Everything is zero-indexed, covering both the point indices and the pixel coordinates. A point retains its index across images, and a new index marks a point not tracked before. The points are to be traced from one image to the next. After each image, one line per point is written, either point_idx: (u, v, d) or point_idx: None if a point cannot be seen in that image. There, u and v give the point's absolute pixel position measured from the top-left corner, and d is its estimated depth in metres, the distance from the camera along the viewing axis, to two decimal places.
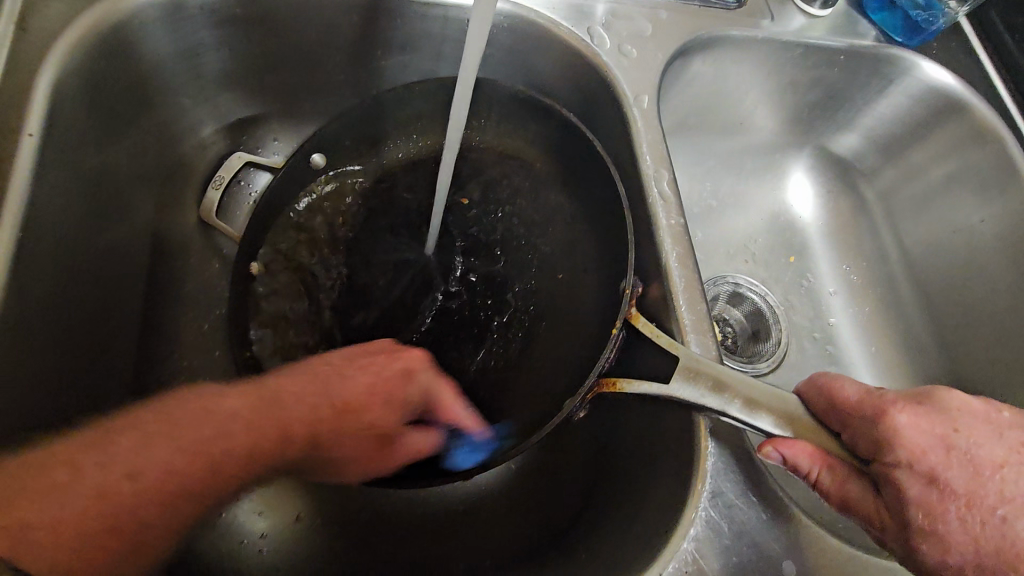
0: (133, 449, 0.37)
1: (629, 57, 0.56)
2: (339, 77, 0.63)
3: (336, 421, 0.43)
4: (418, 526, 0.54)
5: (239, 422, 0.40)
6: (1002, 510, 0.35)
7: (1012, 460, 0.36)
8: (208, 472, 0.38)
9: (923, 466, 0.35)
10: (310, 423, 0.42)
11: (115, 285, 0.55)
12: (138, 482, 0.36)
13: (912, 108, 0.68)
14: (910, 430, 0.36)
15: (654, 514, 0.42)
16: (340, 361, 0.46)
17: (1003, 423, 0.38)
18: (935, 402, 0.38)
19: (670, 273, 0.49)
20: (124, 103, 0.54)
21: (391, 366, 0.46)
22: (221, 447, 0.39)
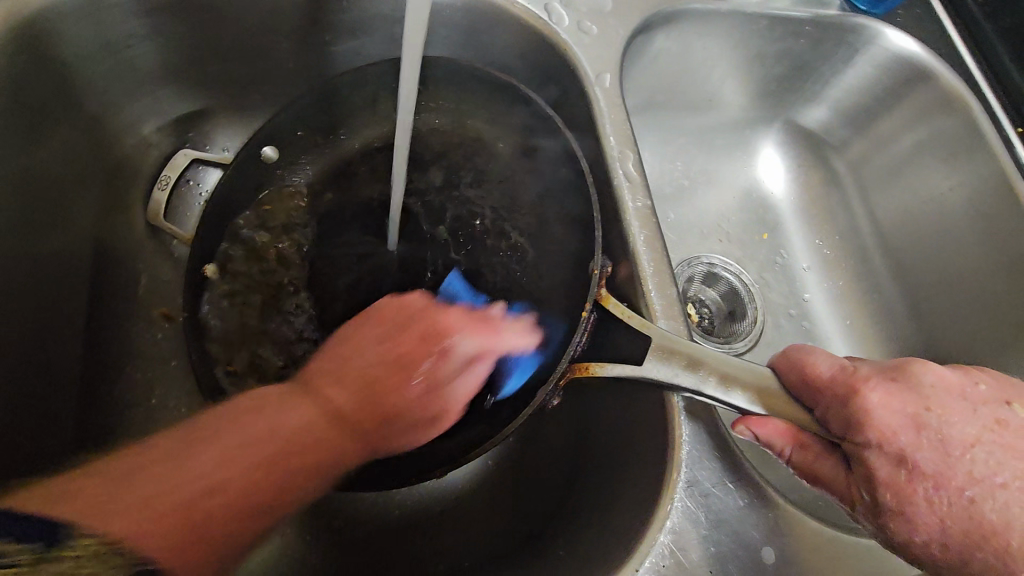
0: (183, 451, 0.36)
1: (589, 33, 0.54)
2: (286, 66, 0.60)
3: (378, 429, 0.40)
4: (395, 529, 0.53)
5: (311, 436, 0.38)
6: (971, 491, 0.33)
7: (986, 439, 0.34)
8: (301, 465, 0.37)
9: (892, 446, 0.34)
10: (359, 424, 0.40)
11: (57, 297, 0.52)
12: (217, 502, 0.34)
13: (879, 78, 0.67)
14: (881, 410, 0.35)
15: (630, 505, 0.41)
16: (371, 357, 0.42)
17: (980, 399, 0.36)
18: (908, 378, 0.36)
19: (639, 256, 0.47)
20: (51, 102, 0.50)
21: (424, 342, 0.42)
22: (306, 440, 0.38)
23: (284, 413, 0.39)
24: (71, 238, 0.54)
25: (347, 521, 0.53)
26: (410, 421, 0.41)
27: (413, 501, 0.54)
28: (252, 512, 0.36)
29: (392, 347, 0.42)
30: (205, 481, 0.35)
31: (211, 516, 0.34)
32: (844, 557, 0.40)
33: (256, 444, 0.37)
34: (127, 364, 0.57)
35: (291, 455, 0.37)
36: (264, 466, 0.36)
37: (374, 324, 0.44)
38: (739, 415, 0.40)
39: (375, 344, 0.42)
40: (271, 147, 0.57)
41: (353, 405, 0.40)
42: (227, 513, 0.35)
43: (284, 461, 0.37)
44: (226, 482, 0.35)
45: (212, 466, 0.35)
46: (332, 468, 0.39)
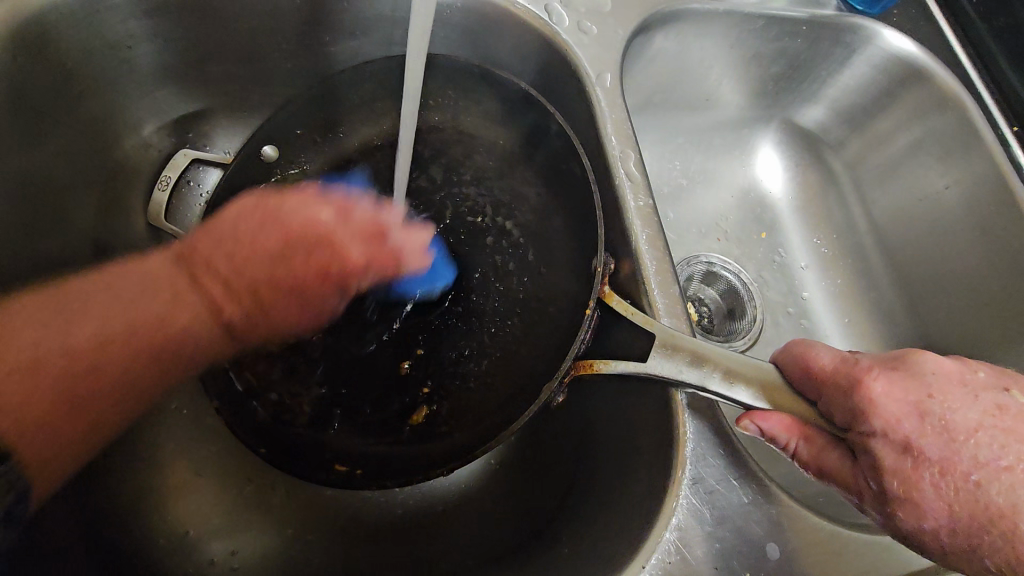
0: (76, 304, 0.39)
1: (589, 33, 0.54)
2: (286, 67, 0.60)
3: (250, 322, 0.44)
4: (398, 529, 0.53)
5: (183, 316, 0.41)
6: (977, 475, 0.33)
7: (987, 423, 0.34)
8: (155, 354, 0.40)
9: (897, 435, 0.34)
10: (237, 312, 0.43)
11: None
12: (101, 359, 0.38)
13: (874, 77, 0.68)
14: (884, 399, 0.35)
15: (635, 503, 0.41)
16: (265, 260, 0.44)
17: (979, 385, 0.36)
18: (907, 366, 0.36)
19: (641, 254, 0.47)
20: (51, 102, 0.50)
21: (312, 263, 0.44)
22: (175, 325, 0.41)
23: (160, 293, 0.41)
24: (71, 239, 0.54)
25: (351, 522, 0.53)
26: (286, 318, 0.46)
27: (418, 501, 0.54)
28: (114, 399, 0.39)
29: (283, 269, 0.44)
30: (66, 363, 0.37)
31: (71, 403, 0.37)
32: (848, 553, 0.40)
33: (125, 325, 0.39)
34: None
35: (156, 350, 0.40)
36: (130, 352, 0.39)
37: (271, 216, 0.44)
38: (743, 410, 0.40)
39: (272, 243, 0.44)
40: (272, 146, 0.56)
41: (236, 308, 0.43)
42: (84, 398, 0.38)
43: (148, 339, 0.40)
44: (108, 351, 0.38)
45: (81, 360, 0.38)
46: (197, 353, 0.43)
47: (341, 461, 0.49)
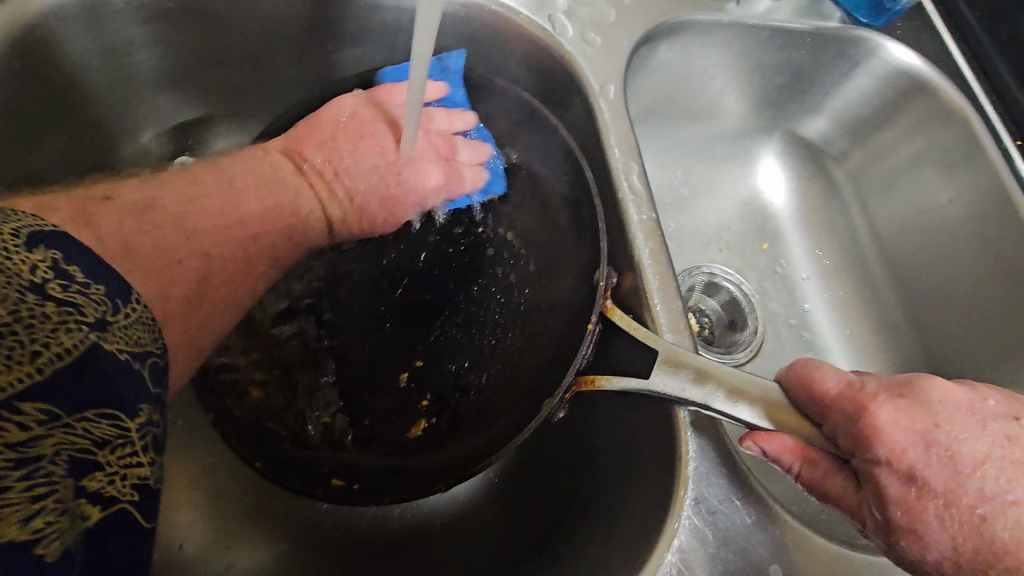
0: (206, 186, 0.44)
1: (593, 44, 0.54)
2: (287, 74, 0.59)
3: (344, 216, 0.52)
4: (396, 545, 0.52)
5: (289, 210, 0.48)
6: (982, 509, 0.31)
7: (996, 455, 0.33)
8: (281, 231, 0.48)
9: (901, 464, 0.33)
10: (334, 211, 0.51)
11: None
12: (238, 236, 0.44)
13: (878, 89, 0.68)
14: (889, 426, 0.34)
15: (636, 523, 0.41)
16: (350, 157, 0.52)
17: (988, 414, 0.34)
18: (914, 393, 0.35)
19: (644, 269, 0.47)
20: (49, 109, 0.50)
21: (395, 167, 0.52)
22: (291, 213, 0.48)
23: (281, 188, 0.48)
24: None
25: (348, 538, 0.52)
26: (375, 211, 0.53)
27: (416, 516, 0.53)
28: (249, 280, 0.45)
29: (375, 176, 0.52)
30: (221, 241, 0.43)
31: (223, 275, 0.43)
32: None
33: (257, 214, 0.46)
34: None
35: (282, 243, 0.48)
36: (265, 237, 0.46)
37: (357, 126, 0.52)
38: (747, 428, 0.40)
39: (357, 147, 0.52)
40: None
41: (335, 201, 0.51)
42: (234, 276, 0.44)
43: (276, 225, 0.47)
44: (250, 240, 0.45)
45: (231, 243, 0.43)
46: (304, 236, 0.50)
47: (338, 474, 0.49)
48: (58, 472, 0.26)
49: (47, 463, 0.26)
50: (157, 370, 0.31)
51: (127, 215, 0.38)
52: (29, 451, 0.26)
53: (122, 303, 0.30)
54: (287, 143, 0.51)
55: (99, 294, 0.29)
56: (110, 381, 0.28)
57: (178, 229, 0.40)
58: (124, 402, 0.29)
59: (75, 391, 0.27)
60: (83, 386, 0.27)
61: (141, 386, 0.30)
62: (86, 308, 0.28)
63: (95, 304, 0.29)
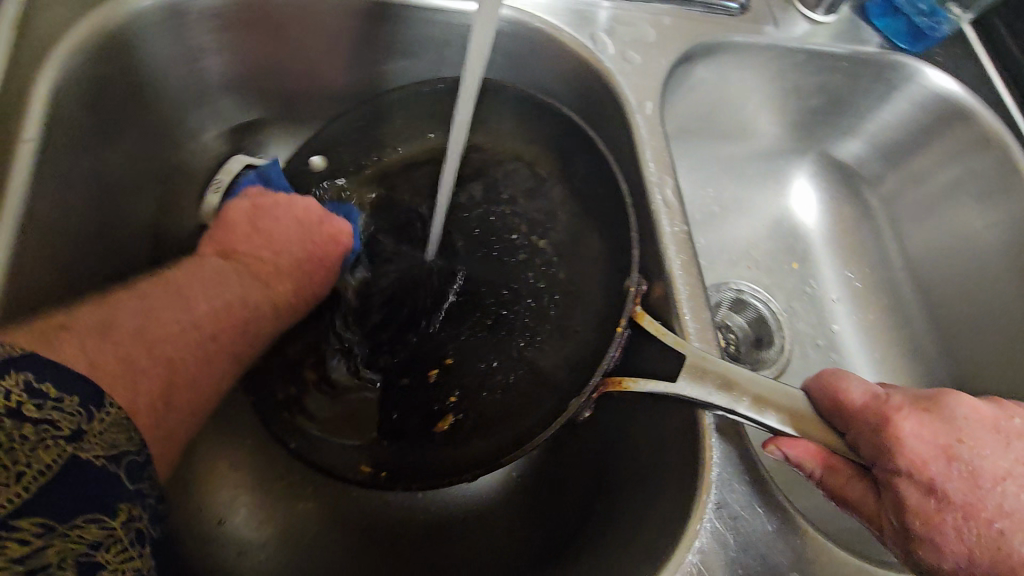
0: (140, 303, 0.45)
1: (632, 63, 0.56)
2: (340, 82, 0.63)
3: (283, 290, 0.53)
4: (420, 534, 0.54)
5: (232, 299, 0.50)
6: (1000, 523, 0.32)
7: (1017, 472, 0.33)
8: (229, 324, 0.49)
9: (922, 475, 0.34)
10: (273, 290, 0.53)
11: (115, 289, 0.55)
12: (194, 338, 0.47)
13: (915, 115, 0.68)
14: (912, 439, 0.35)
15: (657, 524, 0.42)
16: (263, 237, 0.54)
17: (1012, 432, 0.35)
18: (940, 409, 0.36)
19: (675, 280, 0.48)
20: (127, 107, 0.54)
21: (312, 235, 0.54)
22: (232, 304, 0.50)
23: (224, 284, 0.51)
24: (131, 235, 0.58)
25: (374, 525, 0.54)
26: (302, 279, 0.54)
27: (439, 509, 0.55)
28: (216, 373, 0.49)
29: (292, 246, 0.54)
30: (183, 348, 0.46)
31: (188, 377, 0.46)
32: None
33: (202, 320, 0.47)
34: None
35: (237, 333, 0.50)
36: (226, 335, 0.49)
37: (274, 211, 0.54)
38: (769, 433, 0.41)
39: (267, 226, 0.54)
40: (319, 156, 0.60)
41: (263, 277, 0.53)
42: (203, 370, 0.47)
43: (225, 315, 0.49)
44: (204, 340, 0.47)
45: (195, 344, 0.47)
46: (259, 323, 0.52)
47: (366, 461, 0.52)
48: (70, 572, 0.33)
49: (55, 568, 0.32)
50: (136, 468, 0.38)
51: (90, 336, 0.41)
52: (36, 563, 0.32)
53: (95, 411, 0.37)
54: (215, 244, 0.53)
55: (72, 405, 0.36)
56: (92, 483, 0.36)
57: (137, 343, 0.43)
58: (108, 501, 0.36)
59: (69, 499, 0.34)
60: (79, 490, 0.35)
61: (120, 484, 0.37)
62: (61, 422, 0.36)
63: (70, 417, 0.36)
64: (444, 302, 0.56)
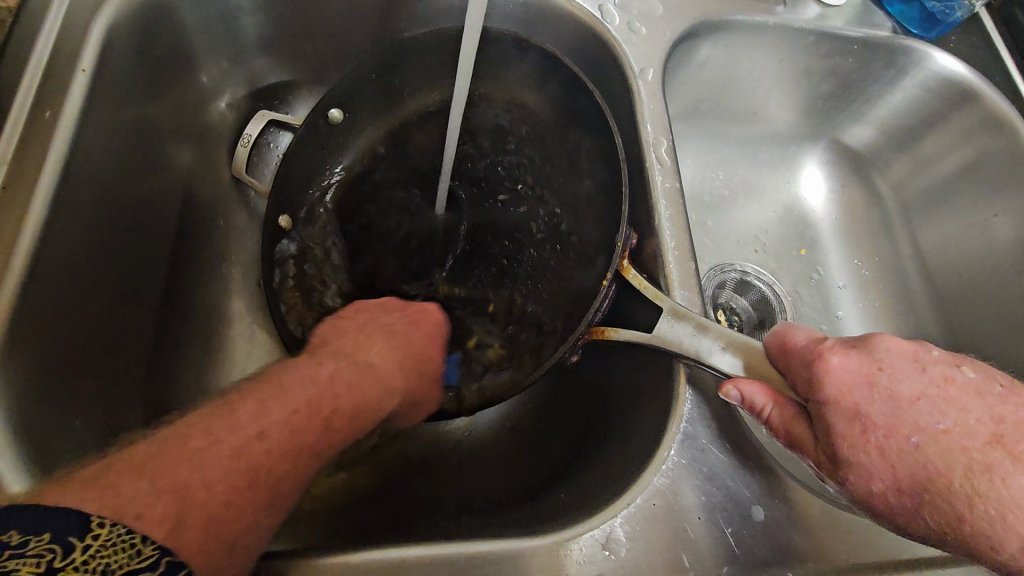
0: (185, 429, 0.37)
1: (637, 33, 0.59)
2: (364, 47, 0.68)
3: (359, 383, 0.45)
4: (413, 471, 0.57)
5: (302, 393, 0.41)
6: (916, 437, 0.33)
7: (930, 393, 0.34)
8: (293, 420, 0.40)
9: (846, 403, 0.35)
10: (347, 385, 0.44)
11: (151, 224, 0.60)
12: (249, 439, 0.37)
13: (927, 100, 0.68)
14: (839, 370, 0.36)
15: (632, 457, 0.44)
16: (347, 337, 0.50)
17: (931, 360, 0.36)
18: (865, 343, 0.36)
19: (662, 231, 0.51)
20: (169, 57, 0.60)
21: (384, 328, 0.52)
22: (302, 397, 0.41)
23: (300, 383, 0.42)
24: (169, 178, 0.63)
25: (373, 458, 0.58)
26: (382, 368, 0.48)
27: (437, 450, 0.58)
28: (283, 478, 0.38)
29: (369, 340, 0.50)
30: (232, 447, 0.36)
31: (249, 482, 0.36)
32: (837, 529, 0.41)
33: (269, 411, 0.39)
34: (193, 289, 0.65)
35: (336, 417, 0.42)
36: (300, 420, 0.40)
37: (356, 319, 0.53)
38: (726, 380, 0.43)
39: (347, 333, 0.50)
40: (337, 109, 0.64)
41: (342, 367, 0.46)
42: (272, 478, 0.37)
43: (289, 410, 0.40)
44: (263, 437, 0.38)
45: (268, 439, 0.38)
46: (330, 423, 0.41)
47: None
48: None
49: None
50: None
51: (99, 480, 0.32)
52: None
53: (74, 538, 0.29)
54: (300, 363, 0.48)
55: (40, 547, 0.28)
56: None
57: (164, 463, 0.34)
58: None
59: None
60: None
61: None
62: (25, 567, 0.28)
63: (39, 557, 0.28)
64: (454, 251, 0.61)
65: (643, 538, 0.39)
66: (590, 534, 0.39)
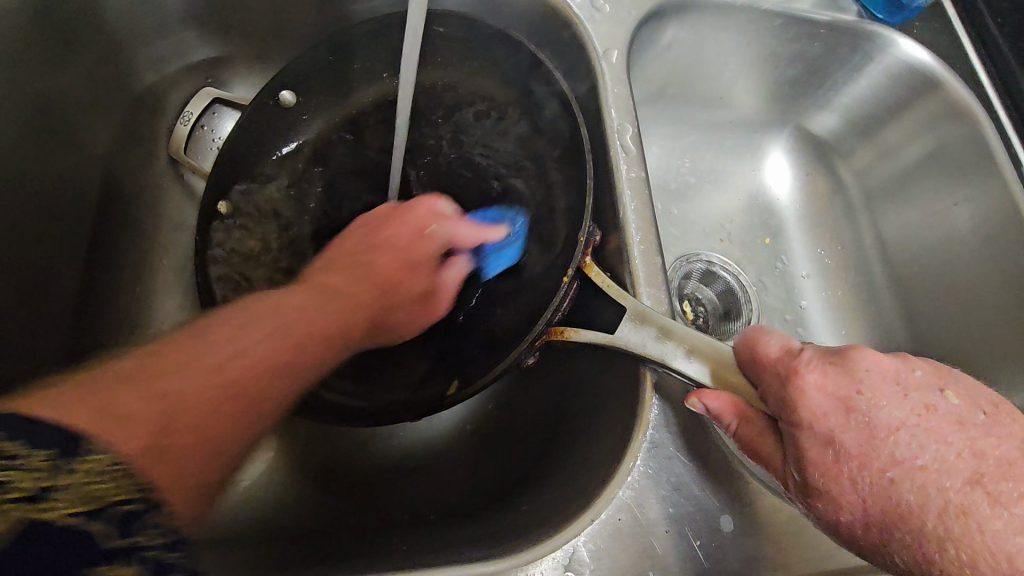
0: (207, 347, 0.33)
1: (602, 11, 0.55)
2: (308, 21, 0.63)
3: (343, 313, 0.41)
4: (367, 483, 0.53)
5: (302, 326, 0.38)
6: (892, 472, 0.32)
7: (911, 422, 0.33)
8: (294, 360, 0.36)
9: (822, 428, 0.33)
10: (330, 307, 0.40)
11: (61, 212, 0.55)
12: (235, 367, 0.33)
13: (890, 86, 0.67)
14: (816, 391, 0.34)
15: (595, 468, 0.41)
16: (366, 248, 0.46)
17: (912, 384, 0.34)
18: (844, 362, 0.35)
19: (627, 224, 0.48)
20: (77, 29, 0.54)
21: (406, 252, 0.46)
22: (304, 330, 0.37)
23: (302, 304, 0.39)
24: (85, 162, 0.58)
25: (322, 467, 0.54)
26: (372, 295, 0.43)
27: (391, 459, 0.55)
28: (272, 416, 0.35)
29: (379, 268, 0.45)
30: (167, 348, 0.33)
31: (226, 404, 0.32)
32: (806, 539, 0.39)
33: (255, 344, 0.35)
34: (117, 283, 0.60)
35: (318, 334, 0.38)
36: (278, 346, 0.36)
37: (391, 230, 0.47)
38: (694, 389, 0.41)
39: (371, 247, 0.46)
40: (289, 92, 0.59)
41: (339, 280, 0.43)
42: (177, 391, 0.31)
43: (287, 356, 0.36)
44: (240, 356, 0.34)
45: (232, 332, 0.35)
46: (314, 359, 0.38)
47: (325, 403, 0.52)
48: None
49: None
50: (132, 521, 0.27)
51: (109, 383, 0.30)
52: None
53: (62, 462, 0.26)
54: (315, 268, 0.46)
55: (39, 462, 0.26)
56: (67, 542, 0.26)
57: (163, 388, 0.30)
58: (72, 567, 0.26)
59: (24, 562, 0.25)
60: (52, 548, 0.26)
61: (91, 548, 0.26)
62: (20, 480, 0.26)
63: (39, 474, 0.26)
64: None
65: (608, 556, 0.37)
66: (551, 557, 0.36)
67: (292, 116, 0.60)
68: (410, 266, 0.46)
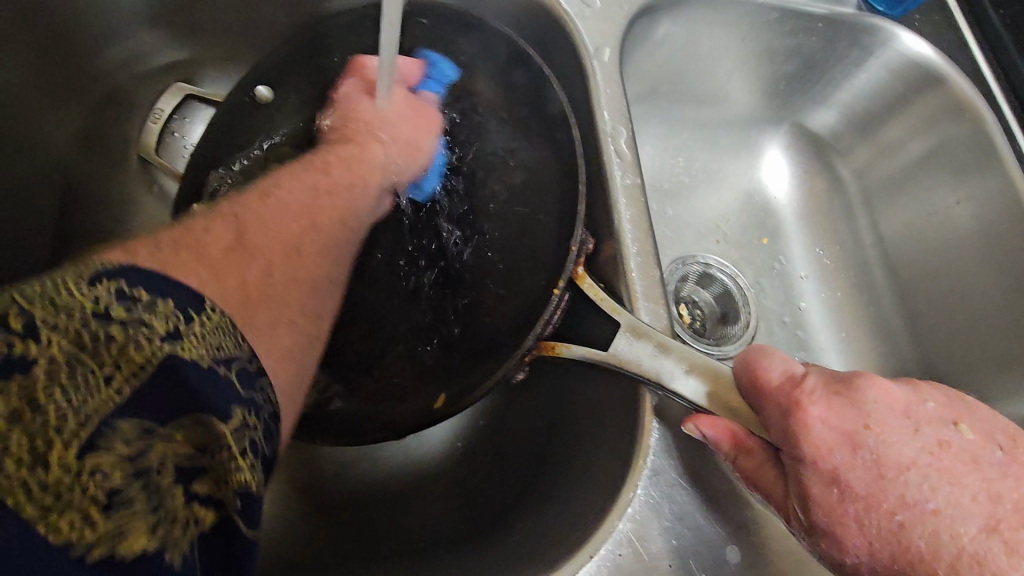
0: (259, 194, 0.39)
1: (592, 6, 0.52)
2: (283, 20, 0.60)
3: (346, 158, 0.47)
4: (353, 512, 0.51)
5: (325, 172, 0.44)
6: (901, 516, 0.30)
7: (923, 462, 0.31)
8: (335, 195, 0.42)
9: (826, 465, 0.31)
10: (341, 156, 0.47)
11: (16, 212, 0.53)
12: (283, 196, 0.39)
13: (888, 81, 0.65)
14: (820, 425, 0.32)
15: (591, 495, 0.39)
16: (342, 117, 0.52)
17: (923, 417, 0.32)
18: (850, 393, 0.33)
19: (623, 234, 0.45)
20: (21, 25, 0.51)
21: (369, 99, 0.52)
22: (328, 175, 0.44)
23: (314, 162, 0.45)
24: (41, 163, 0.56)
25: (310, 491, 0.52)
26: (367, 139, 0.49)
27: (379, 481, 0.52)
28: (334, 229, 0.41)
29: (360, 123, 0.51)
30: (169, 241, 0.32)
31: (284, 217, 0.37)
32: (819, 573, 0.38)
33: (299, 184, 0.41)
34: None
35: (336, 163, 0.46)
36: (314, 186, 0.42)
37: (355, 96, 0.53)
38: (693, 411, 0.39)
39: (344, 114, 0.52)
40: (265, 86, 0.56)
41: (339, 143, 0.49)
42: (253, 242, 0.34)
43: (318, 182, 0.42)
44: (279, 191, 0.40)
45: (275, 190, 0.40)
46: (347, 183, 0.45)
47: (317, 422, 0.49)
48: (165, 481, 0.25)
49: (153, 478, 0.25)
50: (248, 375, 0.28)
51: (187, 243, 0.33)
52: (137, 463, 0.24)
53: (194, 313, 0.28)
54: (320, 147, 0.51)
55: (167, 308, 0.27)
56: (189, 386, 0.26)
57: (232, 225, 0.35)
58: (210, 407, 0.26)
59: (163, 399, 0.26)
60: (179, 391, 0.26)
61: (232, 389, 0.27)
62: (154, 321, 0.26)
63: (165, 320, 0.27)
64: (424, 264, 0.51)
65: None
66: None
67: (269, 111, 0.56)
68: (383, 108, 0.51)
